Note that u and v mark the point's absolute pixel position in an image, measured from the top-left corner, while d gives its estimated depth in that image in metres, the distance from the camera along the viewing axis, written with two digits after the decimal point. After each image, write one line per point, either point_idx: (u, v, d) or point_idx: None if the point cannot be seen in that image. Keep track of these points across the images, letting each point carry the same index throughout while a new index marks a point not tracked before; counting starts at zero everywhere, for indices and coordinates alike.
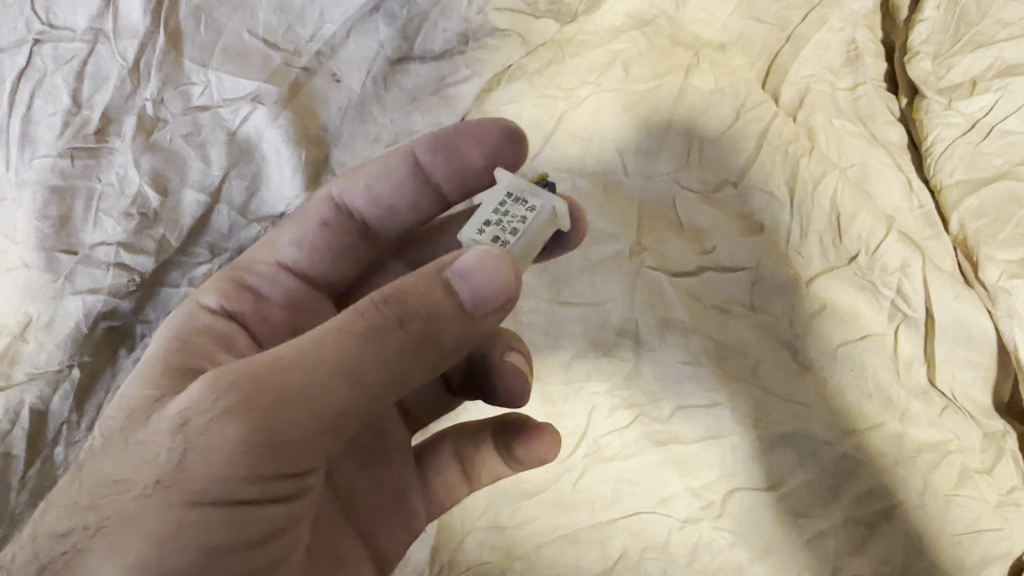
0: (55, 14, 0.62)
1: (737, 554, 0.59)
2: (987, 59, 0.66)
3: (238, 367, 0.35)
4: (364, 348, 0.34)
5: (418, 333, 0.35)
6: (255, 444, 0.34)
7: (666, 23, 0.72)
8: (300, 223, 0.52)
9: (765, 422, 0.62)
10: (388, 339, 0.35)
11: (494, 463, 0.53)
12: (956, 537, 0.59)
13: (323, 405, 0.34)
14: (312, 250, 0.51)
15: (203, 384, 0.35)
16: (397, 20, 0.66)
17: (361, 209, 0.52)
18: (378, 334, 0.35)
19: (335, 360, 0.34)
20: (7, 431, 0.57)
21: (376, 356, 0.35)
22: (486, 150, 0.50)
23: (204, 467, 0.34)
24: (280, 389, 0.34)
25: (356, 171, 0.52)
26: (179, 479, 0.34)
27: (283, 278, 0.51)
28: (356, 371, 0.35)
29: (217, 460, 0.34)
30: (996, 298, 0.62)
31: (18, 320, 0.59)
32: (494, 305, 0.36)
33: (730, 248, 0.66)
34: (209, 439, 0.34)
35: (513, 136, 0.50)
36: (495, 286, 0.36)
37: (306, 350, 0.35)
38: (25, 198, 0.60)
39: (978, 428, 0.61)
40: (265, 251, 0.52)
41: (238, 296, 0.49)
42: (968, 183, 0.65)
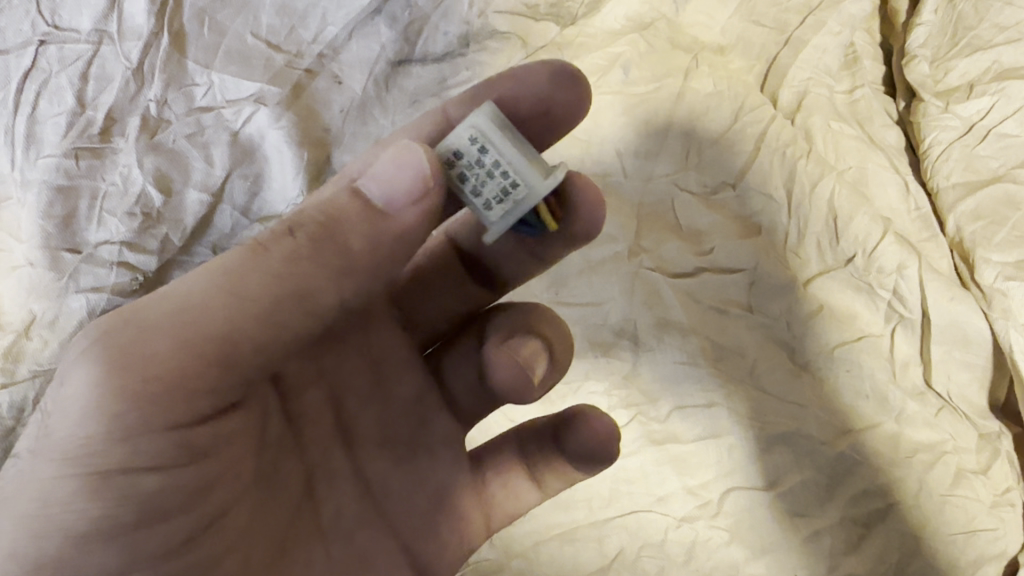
0: (61, 16, 0.63)
1: (733, 553, 0.60)
2: (984, 64, 0.67)
3: (115, 314, 0.36)
4: (249, 263, 0.35)
5: (309, 237, 0.34)
6: (123, 379, 0.34)
7: (666, 27, 0.72)
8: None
9: (762, 422, 0.62)
10: (276, 249, 0.34)
11: (553, 465, 0.49)
12: (951, 536, 0.59)
13: (197, 329, 0.34)
14: None
15: (84, 337, 0.36)
16: (398, 22, 0.67)
17: None
18: (267, 245, 0.35)
19: (212, 282, 0.35)
20: (12, 427, 0.58)
21: (263, 270, 0.34)
22: (543, 87, 0.46)
23: (79, 412, 0.34)
24: (154, 318, 0.35)
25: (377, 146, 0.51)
26: (58, 428, 0.35)
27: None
28: (239, 288, 0.34)
29: (87, 398, 0.34)
30: (992, 300, 0.63)
31: (23, 317, 0.60)
32: (408, 195, 0.35)
33: (727, 249, 0.67)
34: (82, 381, 0.34)
35: (569, 74, 0.47)
36: (403, 178, 0.34)
37: (191, 279, 0.36)
38: (30, 197, 0.61)
39: (973, 428, 0.62)
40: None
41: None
42: (966, 186, 0.66)
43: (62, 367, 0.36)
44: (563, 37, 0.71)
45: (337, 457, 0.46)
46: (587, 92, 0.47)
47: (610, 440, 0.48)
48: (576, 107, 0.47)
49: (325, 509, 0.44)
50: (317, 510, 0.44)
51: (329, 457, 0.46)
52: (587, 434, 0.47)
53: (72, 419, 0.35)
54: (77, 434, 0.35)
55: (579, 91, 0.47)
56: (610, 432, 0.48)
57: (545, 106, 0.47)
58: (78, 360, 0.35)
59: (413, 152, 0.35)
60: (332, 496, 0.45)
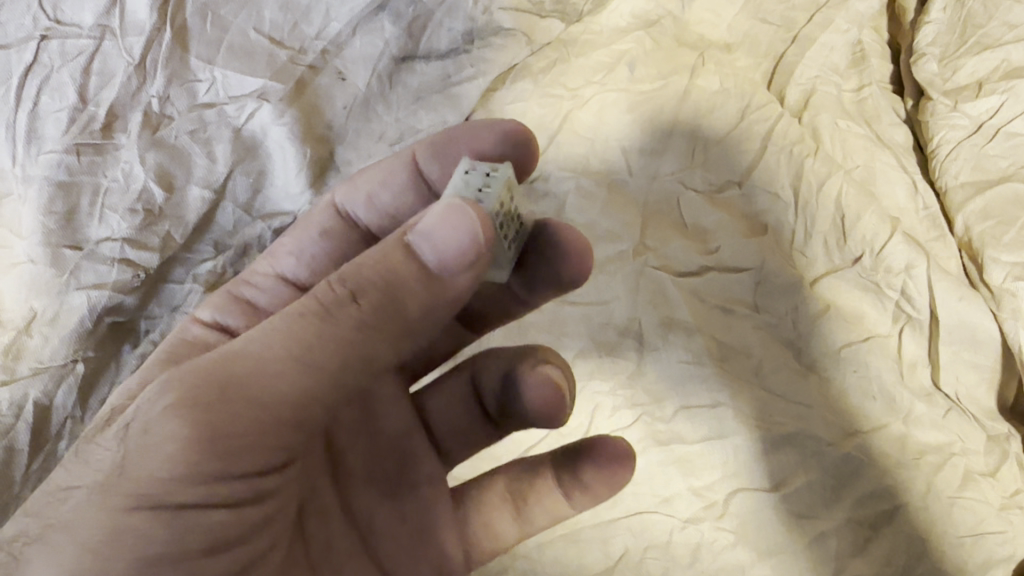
0: (63, 11, 0.62)
1: (738, 555, 0.59)
2: (994, 61, 0.66)
3: (185, 365, 0.33)
4: (313, 325, 0.32)
5: (375, 304, 0.33)
6: (193, 439, 0.32)
7: (672, 23, 0.72)
8: (302, 232, 0.50)
9: (768, 423, 0.62)
10: (341, 315, 0.32)
11: (553, 496, 0.49)
12: (960, 539, 0.58)
13: (270, 395, 0.32)
14: (311, 262, 0.49)
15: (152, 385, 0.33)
16: (402, 19, 0.66)
17: (363, 218, 0.49)
18: (329, 309, 0.33)
19: (282, 345, 0.32)
20: (11, 425, 0.57)
21: (330, 335, 0.32)
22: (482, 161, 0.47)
23: (146, 468, 0.32)
24: (220, 377, 0.32)
25: (359, 175, 0.50)
26: (119, 480, 0.33)
27: (281, 290, 0.49)
28: (305, 350, 0.32)
29: (155, 454, 0.32)
30: (1001, 300, 0.62)
31: (24, 314, 0.59)
32: (461, 264, 0.33)
33: (732, 248, 0.66)
34: (151, 437, 0.32)
35: (516, 133, 0.46)
36: (459, 244, 0.32)
37: (250, 334, 0.33)
38: (31, 193, 0.60)
39: (981, 430, 0.61)
40: (266, 260, 0.50)
41: (233, 307, 0.48)
42: (974, 185, 0.65)
43: (129, 414, 0.34)
44: (568, 33, 0.70)
45: (328, 492, 0.45)
46: (530, 154, 0.47)
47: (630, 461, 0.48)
48: (526, 167, 0.47)
49: (315, 542, 0.43)
50: (308, 544, 0.42)
51: (321, 491, 0.44)
52: (602, 464, 0.48)
53: (135, 475, 0.32)
54: (139, 487, 0.32)
55: (530, 153, 0.47)
56: (625, 452, 0.48)
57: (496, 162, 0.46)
58: (148, 414, 0.33)
59: (467, 215, 0.32)
60: (322, 530, 0.44)
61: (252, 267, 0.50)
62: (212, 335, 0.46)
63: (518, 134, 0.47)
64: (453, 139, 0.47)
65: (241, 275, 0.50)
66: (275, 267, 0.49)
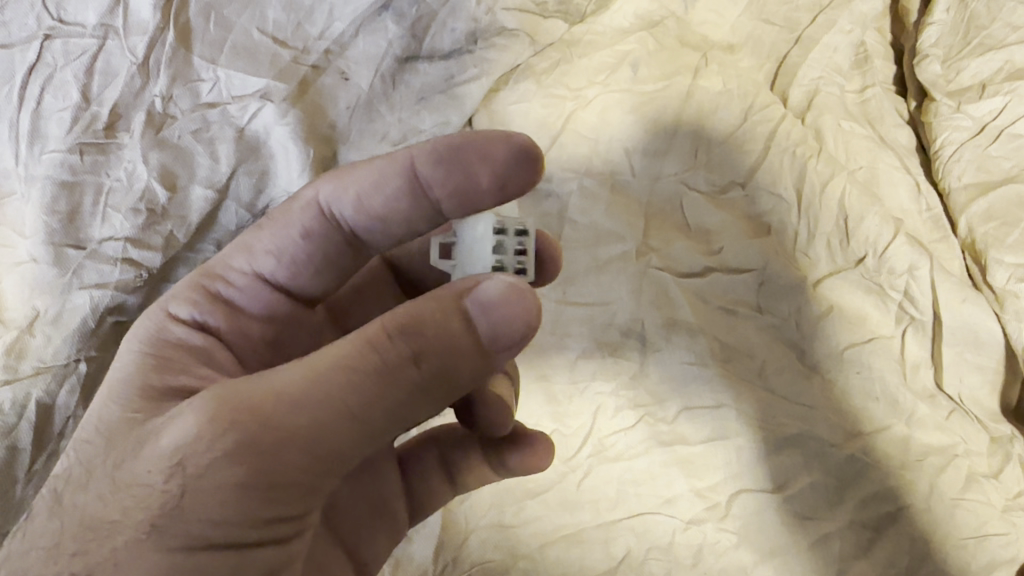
0: (66, 10, 0.62)
1: (741, 556, 0.59)
2: (997, 63, 0.66)
3: (236, 406, 0.34)
4: (372, 388, 0.34)
5: (432, 370, 0.34)
6: (253, 484, 0.33)
7: (675, 24, 0.72)
8: (281, 227, 0.47)
9: (771, 424, 0.62)
10: (400, 377, 0.34)
11: (482, 472, 0.51)
12: (962, 541, 0.58)
13: (325, 446, 0.34)
14: (293, 263, 0.46)
15: (201, 424, 0.34)
16: (406, 19, 0.66)
17: (349, 219, 0.46)
18: (387, 371, 0.34)
19: (341, 398, 0.34)
20: (14, 424, 0.57)
21: (387, 396, 0.34)
22: (488, 178, 0.42)
23: (202, 509, 0.33)
24: (282, 431, 0.33)
25: (347, 171, 0.46)
26: (172, 520, 0.34)
27: (261, 290, 0.47)
28: (362, 410, 0.34)
29: (215, 502, 0.33)
30: (1005, 302, 0.62)
31: (26, 314, 0.59)
32: (508, 341, 0.35)
33: (736, 250, 0.66)
34: (209, 481, 0.33)
35: (527, 156, 0.43)
36: (511, 320, 0.34)
37: (303, 381, 0.34)
38: (34, 193, 0.60)
39: (984, 432, 0.61)
40: (242, 255, 0.47)
41: (210, 305, 0.45)
42: (978, 186, 0.65)
43: (174, 451, 0.34)
44: (571, 34, 0.70)
45: None
46: (537, 176, 0.43)
47: (549, 458, 0.50)
48: (530, 192, 0.44)
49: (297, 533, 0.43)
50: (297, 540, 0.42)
51: None
52: (526, 457, 0.49)
53: (191, 516, 0.34)
54: (197, 529, 0.34)
55: (537, 178, 0.43)
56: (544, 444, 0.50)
57: (502, 184, 0.43)
58: (203, 457, 0.33)
59: (527, 300, 0.34)
60: None
61: (223, 258, 0.47)
62: (194, 338, 0.43)
63: (528, 155, 0.43)
64: (461, 149, 0.43)
65: (209, 266, 0.47)
66: (252, 264, 0.47)
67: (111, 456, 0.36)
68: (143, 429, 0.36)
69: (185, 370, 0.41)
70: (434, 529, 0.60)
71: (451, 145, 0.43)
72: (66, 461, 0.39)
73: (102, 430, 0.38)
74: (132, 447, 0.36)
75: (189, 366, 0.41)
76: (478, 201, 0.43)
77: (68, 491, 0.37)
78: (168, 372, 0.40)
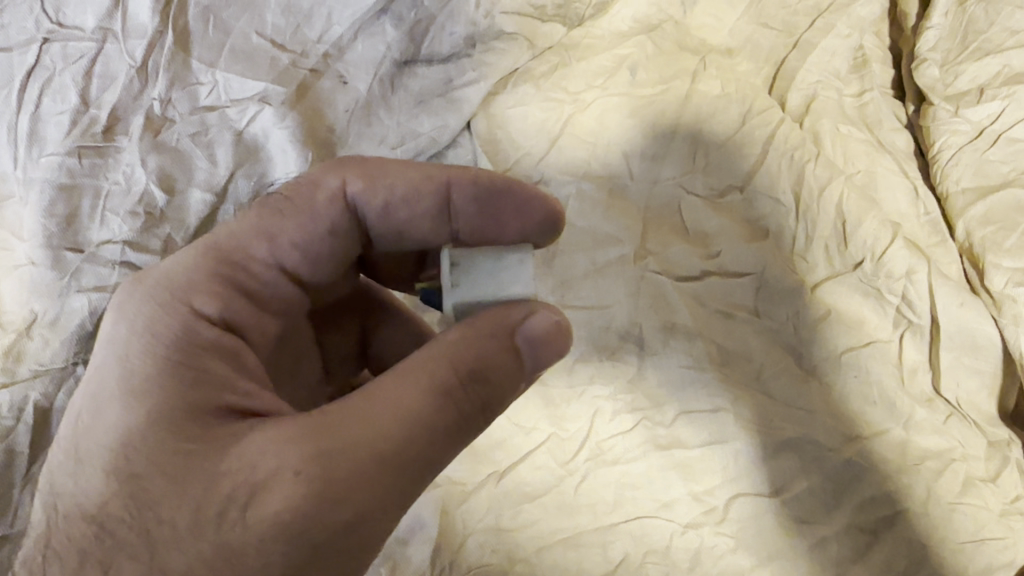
0: (65, 14, 0.62)
1: (739, 560, 0.59)
2: (995, 67, 0.66)
3: (344, 475, 0.36)
4: (452, 434, 0.38)
5: (493, 407, 0.39)
6: (363, 537, 0.37)
7: (674, 28, 0.73)
8: (306, 220, 0.47)
9: (768, 428, 0.62)
10: (472, 421, 0.39)
11: None
12: (959, 545, 0.58)
13: (416, 489, 0.38)
14: (314, 259, 0.47)
15: (313, 497, 0.35)
16: (404, 22, 0.67)
17: (371, 220, 0.48)
18: (464, 417, 0.38)
19: (431, 450, 0.38)
20: (11, 427, 0.57)
21: (462, 437, 0.39)
22: (514, 228, 0.48)
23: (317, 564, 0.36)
24: (386, 488, 0.37)
25: (380, 173, 0.47)
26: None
27: (280, 282, 0.47)
28: (443, 454, 0.38)
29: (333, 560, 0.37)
30: (1002, 306, 0.62)
31: (24, 316, 0.59)
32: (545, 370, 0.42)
33: (734, 254, 0.66)
34: (326, 543, 0.36)
35: (554, 216, 0.48)
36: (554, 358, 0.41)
37: (396, 440, 0.37)
38: (32, 196, 0.60)
39: (982, 435, 0.61)
40: (263, 244, 0.46)
41: (233, 300, 0.44)
42: (976, 191, 0.65)
43: (288, 524, 0.35)
44: (569, 38, 0.71)
45: None
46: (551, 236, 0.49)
47: None
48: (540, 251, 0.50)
49: None
50: None
51: None
52: None
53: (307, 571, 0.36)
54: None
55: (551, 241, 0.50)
56: None
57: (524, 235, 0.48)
58: (321, 528, 0.36)
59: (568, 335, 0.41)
60: None
61: (237, 242, 0.45)
62: (224, 338, 0.42)
63: (555, 217, 0.48)
64: (501, 193, 0.48)
65: (224, 251, 0.45)
66: (275, 255, 0.46)
67: (199, 517, 0.36)
68: (224, 483, 0.37)
69: (223, 385, 0.40)
70: (432, 532, 0.59)
71: (492, 186, 0.48)
72: (125, 507, 0.37)
73: (166, 473, 0.37)
74: (221, 507, 0.36)
75: (229, 378, 0.41)
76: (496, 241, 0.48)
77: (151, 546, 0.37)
78: (212, 389, 0.40)
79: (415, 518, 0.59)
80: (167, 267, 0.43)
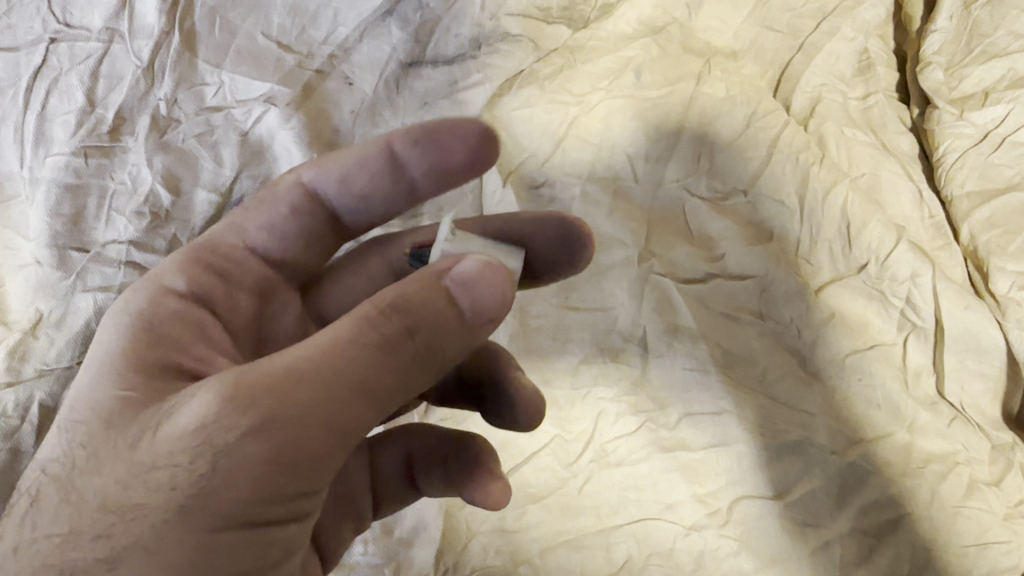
0: (72, 14, 0.63)
1: (742, 563, 0.59)
2: (1000, 71, 0.67)
3: (252, 381, 0.33)
4: (376, 360, 0.34)
5: (425, 342, 0.35)
6: (275, 462, 0.33)
7: (678, 31, 0.73)
8: (267, 205, 0.47)
9: (772, 430, 0.62)
10: (399, 350, 0.34)
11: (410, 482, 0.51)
12: (964, 549, 0.58)
13: (338, 419, 0.34)
14: (282, 235, 0.47)
15: (219, 404, 0.33)
16: (410, 24, 0.67)
17: (329, 195, 0.48)
18: (386, 346, 0.34)
19: (349, 371, 0.34)
20: (16, 426, 0.55)
21: (388, 366, 0.34)
22: (461, 159, 0.45)
23: (230, 492, 0.33)
24: (297, 404, 0.33)
25: (327, 157, 0.48)
26: (205, 505, 0.33)
27: (252, 263, 0.47)
28: (366, 379, 0.34)
29: (243, 485, 0.33)
30: (1006, 310, 0.63)
31: (30, 318, 0.59)
32: (489, 315, 0.36)
33: (738, 256, 0.66)
34: (234, 459, 0.32)
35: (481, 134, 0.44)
36: (489, 295, 0.36)
37: (309, 354, 0.34)
38: (39, 195, 0.60)
39: (987, 439, 0.61)
40: (229, 232, 0.47)
41: (206, 278, 0.43)
42: (980, 194, 0.66)
43: (197, 435, 0.33)
44: (574, 40, 0.71)
45: None
46: (492, 154, 0.45)
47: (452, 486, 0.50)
48: (495, 166, 0.46)
49: None
50: None
51: None
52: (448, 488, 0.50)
53: (219, 496, 0.33)
54: (224, 511, 0.33)
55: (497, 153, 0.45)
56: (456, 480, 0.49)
57: (472, 162, 0.45)
58: (228, 438, 0.32)
59: (501, 275, 0.36)
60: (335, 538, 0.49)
61: (215, 235, 0.47)
62: (188, 309, 0.41)
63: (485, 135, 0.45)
64: (429, 129, 0.45)
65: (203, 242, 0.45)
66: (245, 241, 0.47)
67: (120, 442, 0.34)
68: (154, 412, 0.35)
69: (184, 350, 0.39)
70: (435, 533, 0.59)
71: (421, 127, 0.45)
72: (64, 447, 0.36)
73: (103, 411, 0.36)
74: (143, 430, 0.34)
75: (188, 346, 0.40)
76: (440, 181, 0.46)
77: (77, 476, 0.35)
78: (173, 354, 0.39)
79: (418, 519, 0.59)
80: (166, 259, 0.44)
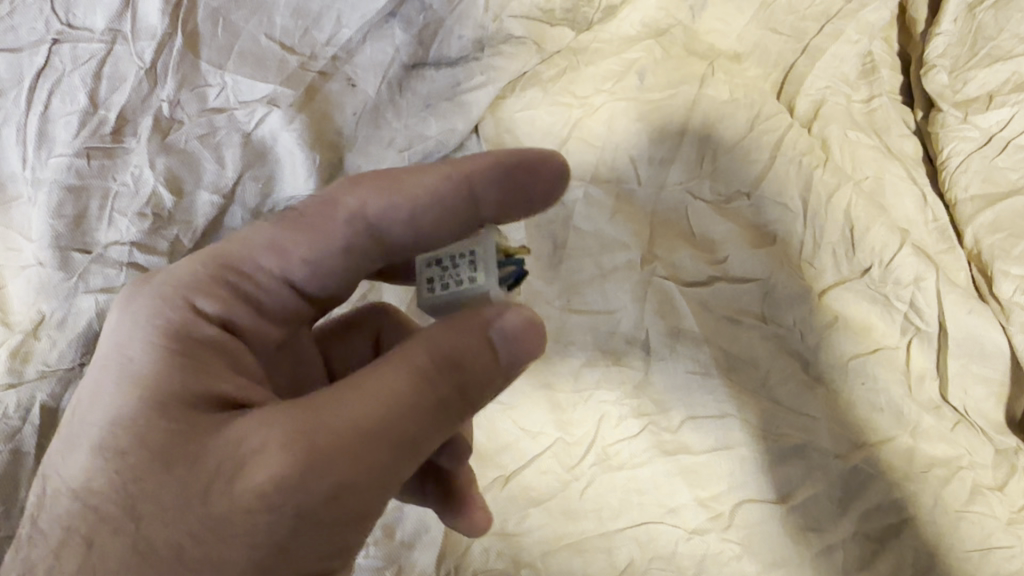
0: (75, 15, 0.63)
1: (744, 566, 0.58)
2: (1004, 74, 0.67)
3: (322, 443, 0.34)
4: (432, 420, 0.36)
5: (472, 399, 0.37)
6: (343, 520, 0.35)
7: (682, 32, 0.73)
8: (319, 235, 0.43)
9: (774, 434, 0.61)
10: (450, 408, 0.36)
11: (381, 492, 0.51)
12: (966, 554, 0.57)
13: (397, 474, 0.36)
14: (325, 275, 0.44)
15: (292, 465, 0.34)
16: (413, 25, 0.67)
17: (387, 232, 0.44)
18: (440, 405, 0.36)
19: (410, 434, 0.35)
20: (18, 428, 0.55)
21: (441, 425, 0.37)
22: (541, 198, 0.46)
23: (302, 545, 0.35)
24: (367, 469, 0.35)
25: (400, 183, 0.44)
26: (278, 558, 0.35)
27: (285, 293, 0.44)
28: (421, 438, 0.36)
29: (313, 538, 0.35)
30: (1010, 314, 0.62)
31: (32, 318, 0.59)
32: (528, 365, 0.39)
33: (741, 258, 0.66)
34: (308, 519, 0.34)
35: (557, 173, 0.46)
36: (532, 350, 0.38)
37: (375, 416, 0.35)
38: (41, 196, 0.60)
39: (990, 444, 0.61)
40: (272, 258, 0.43)
41: (234, 304, 0.42)
42: (985, 197, 0.65)
43: (272, 494, 0.34)
44: (577, 41, 0.71)
45: None
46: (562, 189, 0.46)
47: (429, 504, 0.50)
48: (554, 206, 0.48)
49: None
50: None
51: None
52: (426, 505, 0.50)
53: (291, 549, 0.35)
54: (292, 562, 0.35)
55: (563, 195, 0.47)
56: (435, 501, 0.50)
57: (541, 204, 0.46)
58: (305, 499, 0.34)
59: (540, 335, 0.38)
60: None
61: (246, 251, 0.43)
62: (221, 338, 0.41)
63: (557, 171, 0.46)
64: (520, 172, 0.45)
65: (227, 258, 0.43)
66: (282, 270, 0.43)
67: (185, 491, 0.34)
68: (216, 456, 0.35)
69: (223, 380, 0.39)
70: (437, 536, 0.59)
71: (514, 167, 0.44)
72: (120, 483, 0.35)
73: (157, 455, 0.35)
74: (206, 480, 0.34)
75: (225, 374, 0.39)
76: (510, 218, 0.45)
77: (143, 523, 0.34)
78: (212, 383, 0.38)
79: (419, 521, 0.59)
80: (174, 270, 0.42)
